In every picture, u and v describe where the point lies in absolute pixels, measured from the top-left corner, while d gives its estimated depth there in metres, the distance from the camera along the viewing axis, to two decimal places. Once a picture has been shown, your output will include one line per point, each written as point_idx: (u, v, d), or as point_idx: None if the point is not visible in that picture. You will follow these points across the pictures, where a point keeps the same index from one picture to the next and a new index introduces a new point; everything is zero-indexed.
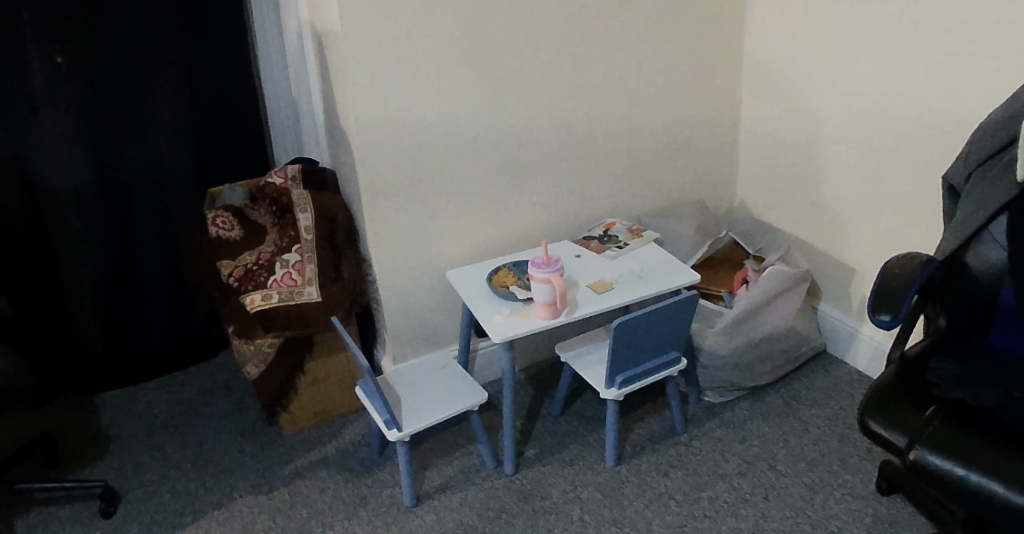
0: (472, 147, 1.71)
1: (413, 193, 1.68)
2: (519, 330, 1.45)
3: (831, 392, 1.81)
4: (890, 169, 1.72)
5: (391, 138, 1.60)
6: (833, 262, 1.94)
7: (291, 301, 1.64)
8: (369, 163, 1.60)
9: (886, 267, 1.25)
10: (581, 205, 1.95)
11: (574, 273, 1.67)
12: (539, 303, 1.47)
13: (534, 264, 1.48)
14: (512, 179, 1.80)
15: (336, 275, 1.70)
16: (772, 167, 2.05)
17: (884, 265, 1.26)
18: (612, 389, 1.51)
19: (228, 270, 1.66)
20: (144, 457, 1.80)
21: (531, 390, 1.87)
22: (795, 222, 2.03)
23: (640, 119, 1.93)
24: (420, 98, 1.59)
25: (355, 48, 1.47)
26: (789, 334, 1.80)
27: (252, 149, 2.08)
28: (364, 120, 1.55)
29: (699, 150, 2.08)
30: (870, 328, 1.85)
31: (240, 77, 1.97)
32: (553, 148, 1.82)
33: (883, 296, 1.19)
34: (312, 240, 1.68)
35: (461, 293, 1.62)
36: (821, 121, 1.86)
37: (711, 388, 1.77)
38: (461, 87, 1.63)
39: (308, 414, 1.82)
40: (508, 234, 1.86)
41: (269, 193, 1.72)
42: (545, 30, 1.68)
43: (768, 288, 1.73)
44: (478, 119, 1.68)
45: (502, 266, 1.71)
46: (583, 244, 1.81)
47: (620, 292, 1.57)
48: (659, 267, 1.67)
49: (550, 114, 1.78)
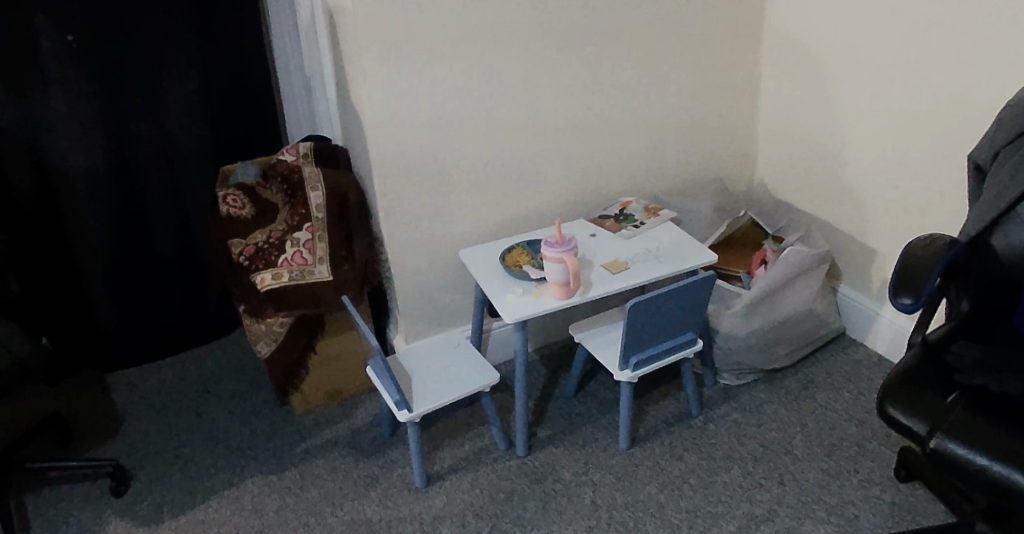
0: (484, 127, 1.67)
1: (423, 173, 1.65)
2: (531, 310, 1.43)
3: (850, 375, 1.77)
4: (915, 150, 1.66)
5: (401, 117, 1.57)
6: (853, 242, 1.89)
7: (302, 281, 1.61)
8: (378, 142, 1.57)
9: (908, 248, 1.20)
10: (596, 185, 1.91)
11: (589, 252, 1.64)
12: (552, 283, 1.45)
13: (547, 242, 1.44)
14: (525, 159, 1.76)
15: (347, 253, 1.67)
16: (793, 146, 2.00)
17: (904, 250, 1.20)
18: (626, 371, 1.49)
19: (239, 249, 1.64)
20: (157, 436, 1.81)
21: (544, 370, 1.85)
22: (816, 203, 1.98)
23: (656, 98, 1.88)
24: (431, 76, 1.56)
25: (364, 24, 1.43)
26: (808, 316, 1.76)
27: (265, 127, 2.06)
28: (374, 99, 1.52)
29: (717, 129, 2.03)
30: (892, 311, 1.80)
31: (251, 55, 1.94)
32: (567, 127, 1.78)
33: (905, 280, 1.13)
34: (323, 219, 1.66)
35: (474, 273, 1.60)
36: (844, 100, 1.80)
37: (728, 369, 1.74)
38: (474, 63, 1.59)
39: (320, 393, 1.82)
40: (522, 212, 1.83)
41: (281, 171, 1.70)
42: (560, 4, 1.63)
43: (788, 269, 1.68)
44: (490, 97, 1.64)
45: (516, 245, 1.67)
46: (599, 223, 1.78)
47: (634, 272, 1.54)
48: (675, 247, 1.64)
49: (563, 93, 1.74)
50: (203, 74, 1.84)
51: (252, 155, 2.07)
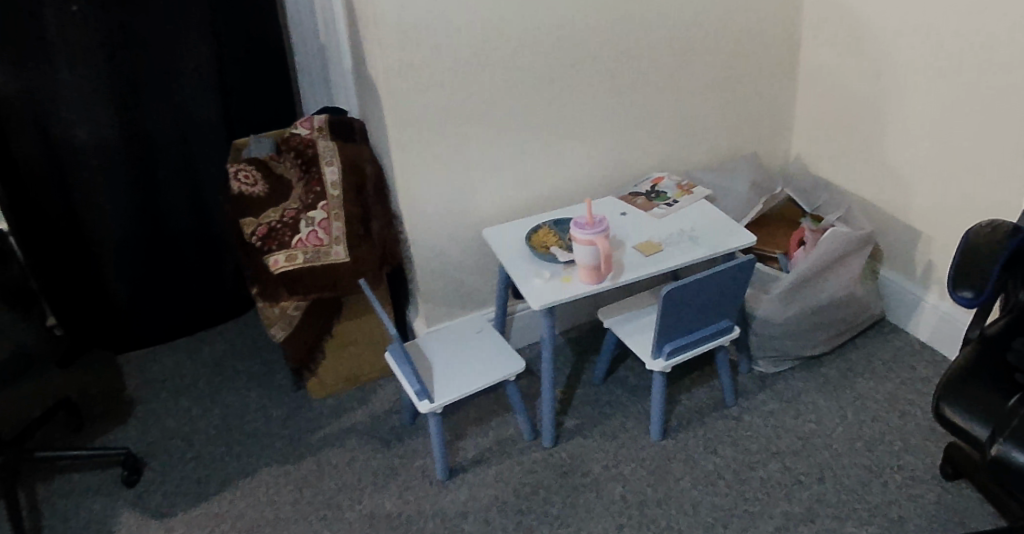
0: (505, 99, 1.57)
1: (442, 148, 1.56)
2: (560, 296, 1.35)
3: (893, 364, 1.68)
4: (965, 123, 1.54)
5: (415, 89, 1.47)
6: (895, 222, 1.78)
7: (317, 262, 1.53)
8: (392, 116, 1.48)
9: (970, 235, 1.10)
10: (625, 160, 1.81)
11: (620, 233, 1.54)
12: (583, 266, 1.35)
13: (578, 224, 1.34)
14: (550, 134, 1.66)
15: (365, 232, 1.58)
16: (835, 118, 1.87)
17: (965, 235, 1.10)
18: (659, 360, 1.41)
19: (252, 229, 1.55)
20: (172, 421, 1.77)
21: (571, 355, 1.78)
22: (857, 180, 1.86)
23: (688, 68, 1.77)
24: (449, 45, 1.45)
25: None
26: (852, 301, 1.65)
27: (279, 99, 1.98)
28: (390, 70, 1.42)
29: (752, 101, 1.91)
30: (937, 296, 1.70)
31: (261, 22, 1.83)
32: (593, 99, 1.68)
33: (967, 267, 1.05)
34: (339, 196, 1.56)
35: (498, 254, 1.51)
36: (890, 70, 1.67)
37: (764, 357, 1.64)
38: (495, 30, 1.48)
39: (337, 377, 1.76)
40: (548, 190, 1.74)
41: (294, 145, 1.61)
42: None
43: (832, 251, 1.58)
44: (511, 66, 1.54)
45: (543, 224, 1.58)
46: (629, 201, 1.68)
47: (669, 255, 1.45)
48: (712, 227, 1.54)
49: (588, 62, 1.62)
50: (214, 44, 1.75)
51: (266, 128, 1.97)
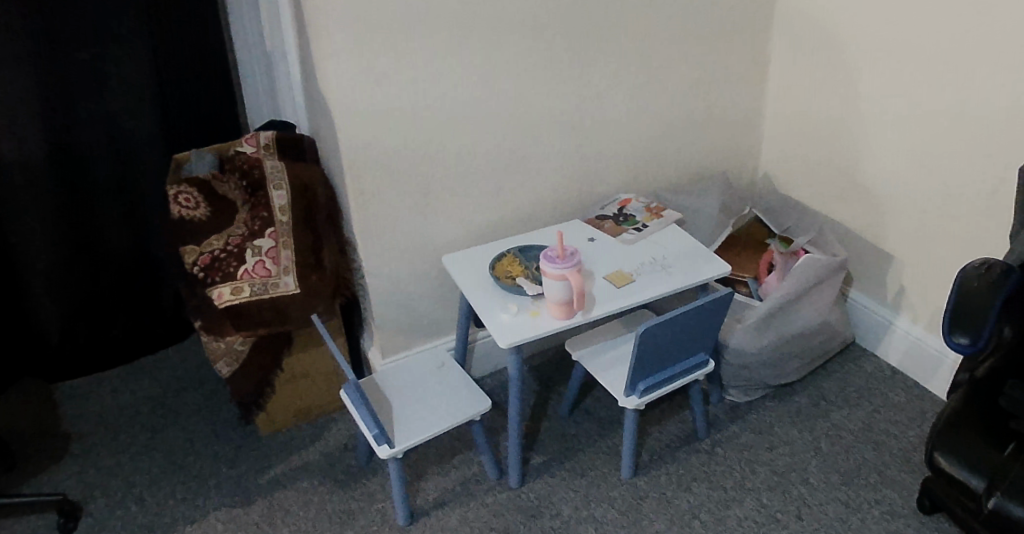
0: (467, 119, 1.48)
1: (400, 171, 1.46)
2: (528, 334, 1.27)
3: (864, 391, 1.65)
4: (938, 146, 1.51)
5: (371, 108, 1.37)
6: (864, 244, 1.75)
7: (265, 295, 1.41)
8: (347, 137, 1.37)
9: (962, 278, 1.06)
10: (591, 181, 1.74)
11: (589, 261, 1.47)
12: (553, 301, 1.28)
13: (549, 257, 1.26)
14: (514, 155, 1.58)
15: (316, 262, 1.47)
16: (804, 138, 1.84)
17: (960, 275, 1.06)
18: (632, 398, 1.34)
19: (193, 258, 1.43)
20: (109, 460, 1.63)
21: (536, 385, 1.70)
22: (827, 201, 1.83)
23: (657, 86, 1.71)
24: (409, 63, 1.36)
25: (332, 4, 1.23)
26: (824, 328, 1.62)
27: (223, 111, 1.85)
28: (346, 89, 1.32)
29: (721, 119, 1.87)
30: (907, 322, 1.68)
31: (203, 29, 1.70)
32: (560, 117, 1.60)
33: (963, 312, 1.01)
34: (288, 223, 1.46)
35: (461, 286, 1.42)
36: (861, 89, 1.64)
37: (736, 386, 1.60)
38: (457, 48, 1.39)
39: (288, 412, 1.65)
40: (513, 213, 1.65)
41: (238, 165, 1.51)
42: None
43: (803, 279, 1.54)
44: (474, 84, 1.45)
45: (507, 252, 1.49)
46: (597, 225, 1.61)
47: (641, 286, 1.39)
48: (682, 254, 1.49)
49: (556, 79, 1.55)
50: (151, 51, 1.63)
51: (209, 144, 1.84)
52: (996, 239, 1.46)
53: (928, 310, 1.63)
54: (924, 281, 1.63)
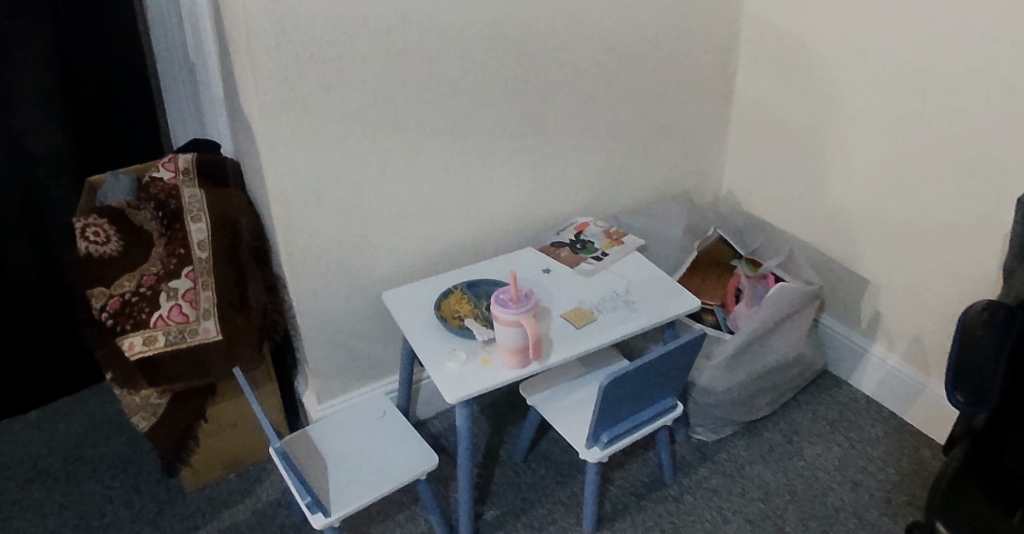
0: (411, 143, 1.35)
1: (338, 199, 1.32)
2: (478, 387, 1.14)
3: (837, 424, 1.57)
4: (915, 166, 1.43)
5: (303, 130, 1.22)
6: (834, 267, 1.68)
7: (182, 344, 1.24)
8: (276, 162, 1.22)
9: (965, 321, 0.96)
10: (547, 204, 1.62)
11: (545, 298, 1.35)
12: (505, 349, 1.15)
13: (500, 301, 1.14)
14: (464, 178, 1.45)
15: (241, 301, 1.30)
16: (770, 156, 1.76)
17: (961, 316, 0.97)
18: (594, 450, 1.22)
19: (102, 303, 1.26)
20: (14, 523, 1.45)
21: (488, 426, 1.57)
22: (795, 221, 1.75)
23: (617, 102, 1.60)
24: (345, 85, 1.22)
25: (256, 21, 1.09)
26: (796, 361, 1.52)
27: (147, 130, 1.66)
28: (274, 114, 1.18)
29: (685, 135, 1.77)
30: (881, 349, 1.61)
31: (116, 37, 1.52)
32: (513, 137, 1.48)
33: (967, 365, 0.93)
34: (207, 259, 1.29)
35: (404, 329, 1.28)
36: (833, 104, 1.56)
37: (703, 424, 1.50)
38: (398, 68, 1.26)
39: (214, 464, 1.48)
40: (462, 243, 1.53)
41: (155, 194, 1.36)
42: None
43: (775, 312, 1.45)
44: (419, 103, 1.32)
45: (455, 287, 1.36)
46: (553, 253, 1.50)
47: (602, 326, 1.28)
48: (646, 288, 1.38)
49: (509, 95, 1.42)
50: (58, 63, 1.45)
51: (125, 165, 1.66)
52: (975, 265, 1.39)
53: (904, 337, 1.56)
54: (899, 308, 1.55)
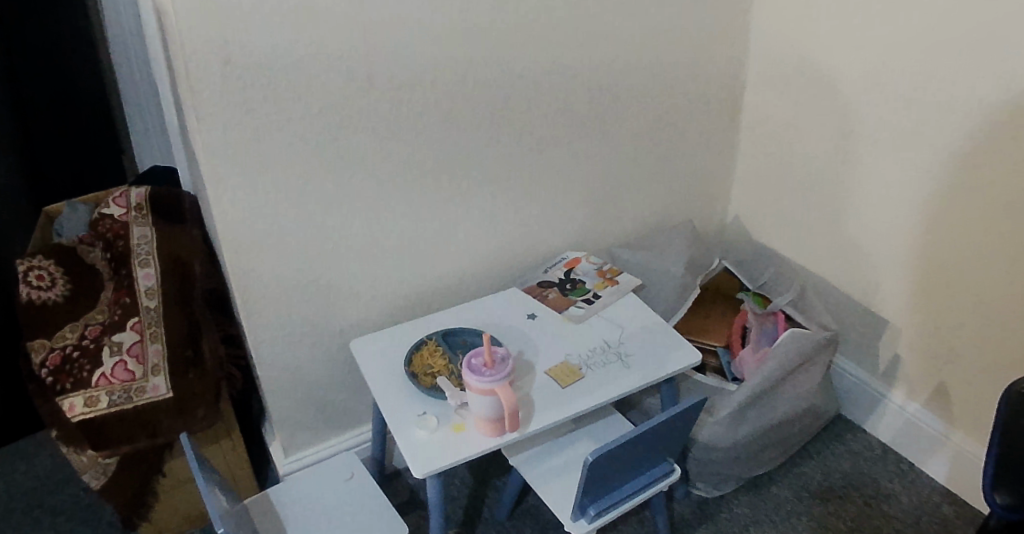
0: (382, 182, 1.24)
1: (302, 240, 1.21)
2: (449, 459, 1.02)
3: (851, 478, 1.44)
4: (939, 200, 1.30)
5: (259, 169, 1.11)
6: (848, 306, 1.55)
7: (128, 405, 1.13)
8: (229, 204, 1.11)
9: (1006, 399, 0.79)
10: (534, 236, 1.51)
11: (529, 353, 1.25)
12: (479, 417, 1.03)
13: (472, 367, 1.01)
14: (443, 213, 1.34)
15: (194, 354, 1.20)
16: (779, 185, 1.63)
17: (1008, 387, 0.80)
18: (582, 522, 1.09)
19: (42, 358, 1.15)
20: None
21: (471, 477, 1.46)
22: (806, 252, 1.62)
23: (612, 129, 1.47)
24: (305, 124, 1.11)
25: (199, 54, 0.97)
26: (807, 413, 1.40)
27: (106, 165, 1.77)
28: (224, 155, 1.07)
29: (686, 161, 1.64)
30: (899, 397, 1.48)
31: (76, 82, 1.65)
32: (497, 168, 1.36)
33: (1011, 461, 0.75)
34: (155, 309, 1.20)
35: (372, 387, 1.17)
36: (848, 131, 1.42)
37: (704, 480, 1.37)
38: (366, 103, 1.14)
39: (176, 520, 1.35)
40: (442, 283, 1.43)
41: (103, 232, 1.26)
42: (485, 20, 1.19)
43: (785, 362, 1.32)
44: (390, 137, 1.20)
45: (428, 339, 1.26)
46: (540, 295, 1.42)
47: (591, 386, 1.16)
48: (639, 341, 1.27)
49: (492, 126, 1.30)
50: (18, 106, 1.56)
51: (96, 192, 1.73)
52: (1007, 312, 1.25)
53: (925, 383, 1.43)
54: (920, 353, 1.42)
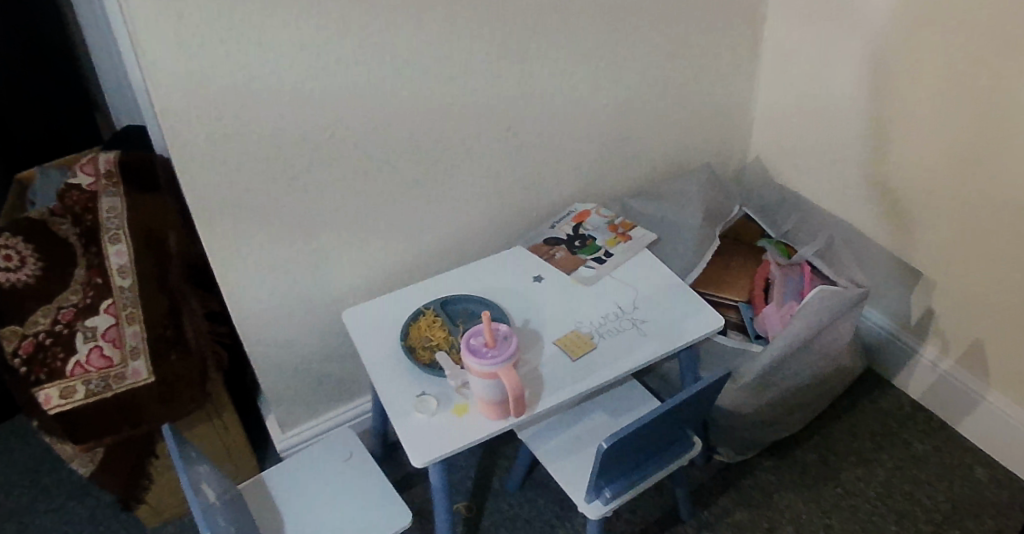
0: (366, 141, 1.12)
1: (281, 208, 1.11)
2: (450, 447, 0.94)
3: (880, 438, 1.37)
4: (983, 142, 1.16)
5: (223, 135, 0.99)
6: (879, 256, 1.43)
7: (108, 393, 1.07)
8: (194, 175, 1.00)
9: None
10: (537, 190, 1.40)
11: (536, 320, 1.15)
12: (481, 400, 0.95)
13: (471, 349, 0.92)
14: (435, 171, 1.23)
15: (174, 334, 1.13)
16: (804, 124, 1.49)
17: None
18: (596, 504, 1.02)
19: (13, 345, 1.04)
20: None
21: (479, 446, 1.41)
22: (833, 197, 1.49)
23: (618, 71, 1.33)
24: (271, 81, 0.98)
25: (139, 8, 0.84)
26: (834, 372, 1.31)
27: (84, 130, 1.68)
28: (184, 122, 0.95)
29: (702, 101, 1.49)
30: (932, 352, 1.38)
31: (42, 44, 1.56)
32: (491, 119, 1.23)
33: None
34: (131, 289, 1.10)
35: (367, 364, 1.08)
36: (882, 63, 1.26)
37: (725, 445, 1.29)
38: (339, 54, 1.01)
39: (176, 499, 1.30)
40: (440, 245, 1.33)
41: (70, 204, 1.11)
42: None
43: (814, 321, 1.22)
44: (368, 90, 1.07)
45: (427, 308, 1.17)
46: (547, 253, 1.31)
47: (603, 358, 1.07)
48: (655, 306, 1.17)
49: (484, 73, 1.17)
50: None
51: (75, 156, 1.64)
52: None
53: (960, 339, 1.33)
54: (957, 307, 1.31)
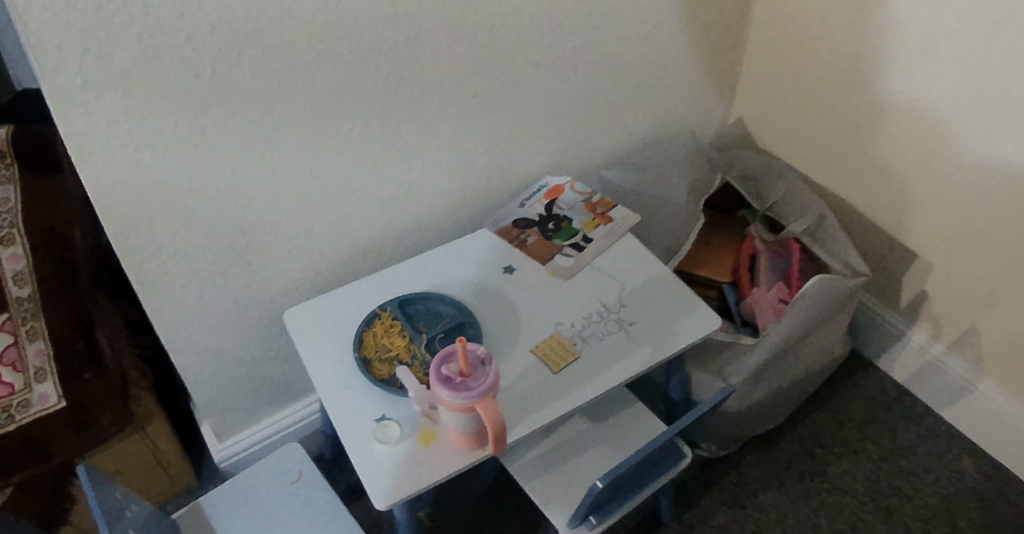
0: (305, 122, 0.95)
1: (206, 201, 0.94)
2: (416, 486, 0.82)
3: (865, 426, 1.32)
4: (1002, 125, 1.05)
5: (130, 119, 0.81)
6: (869, 235, 1.35)
7: (12, 425, 0.92)
8: (97, 170, 0.83)
9: None
10: (503, 165, 1.25)
11: (510, 323, 1.03)
12: (453, 431, 0.83)
13: (443, 380, 0.79)
14: (389, 147, 1.06)
15: (88, 348, 0.97)
16: (794, 89, 1.36)
17: None
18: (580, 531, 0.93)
19: None
20: None
21: None
22: (821, 170, 1.38)
23: (598, 32, 1.17)
24: (190, 58, 0.80)
25: None
26: (823, 362, 1.24)
27: None
28: (79, 109, 0.76)
29: (687, 63, 1.35)
30: (919, 338, 1.33)
31: None
32: (453, 92, 1.07)
33: None
34: (32, 302, 0.93)
35: (317, 382, 0.94)
36: (893, 28, 1.13)
37: (708, 441, 1.22)
38: (272, 22, 0.83)
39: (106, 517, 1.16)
40: (395, 230, 1.19)
41: None
42: None
43: (810, 316, 1.14)
44: (306, 61, 0.89)
45: (384, 310, 1.02)
46: (518, 237, 1.17)
47: (588, 369, 0.96)
48: (643, 304, 1.05)
49: (446, 39, 1.00)
50: None
51: None
52: None
53: (951, 326, 1.27)
54: (951, 294, 1.24)
